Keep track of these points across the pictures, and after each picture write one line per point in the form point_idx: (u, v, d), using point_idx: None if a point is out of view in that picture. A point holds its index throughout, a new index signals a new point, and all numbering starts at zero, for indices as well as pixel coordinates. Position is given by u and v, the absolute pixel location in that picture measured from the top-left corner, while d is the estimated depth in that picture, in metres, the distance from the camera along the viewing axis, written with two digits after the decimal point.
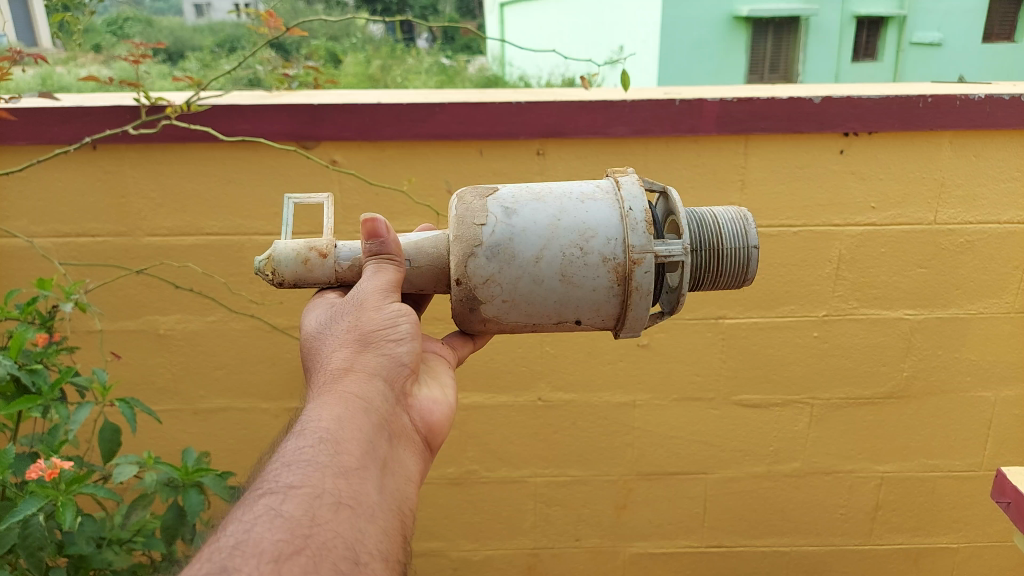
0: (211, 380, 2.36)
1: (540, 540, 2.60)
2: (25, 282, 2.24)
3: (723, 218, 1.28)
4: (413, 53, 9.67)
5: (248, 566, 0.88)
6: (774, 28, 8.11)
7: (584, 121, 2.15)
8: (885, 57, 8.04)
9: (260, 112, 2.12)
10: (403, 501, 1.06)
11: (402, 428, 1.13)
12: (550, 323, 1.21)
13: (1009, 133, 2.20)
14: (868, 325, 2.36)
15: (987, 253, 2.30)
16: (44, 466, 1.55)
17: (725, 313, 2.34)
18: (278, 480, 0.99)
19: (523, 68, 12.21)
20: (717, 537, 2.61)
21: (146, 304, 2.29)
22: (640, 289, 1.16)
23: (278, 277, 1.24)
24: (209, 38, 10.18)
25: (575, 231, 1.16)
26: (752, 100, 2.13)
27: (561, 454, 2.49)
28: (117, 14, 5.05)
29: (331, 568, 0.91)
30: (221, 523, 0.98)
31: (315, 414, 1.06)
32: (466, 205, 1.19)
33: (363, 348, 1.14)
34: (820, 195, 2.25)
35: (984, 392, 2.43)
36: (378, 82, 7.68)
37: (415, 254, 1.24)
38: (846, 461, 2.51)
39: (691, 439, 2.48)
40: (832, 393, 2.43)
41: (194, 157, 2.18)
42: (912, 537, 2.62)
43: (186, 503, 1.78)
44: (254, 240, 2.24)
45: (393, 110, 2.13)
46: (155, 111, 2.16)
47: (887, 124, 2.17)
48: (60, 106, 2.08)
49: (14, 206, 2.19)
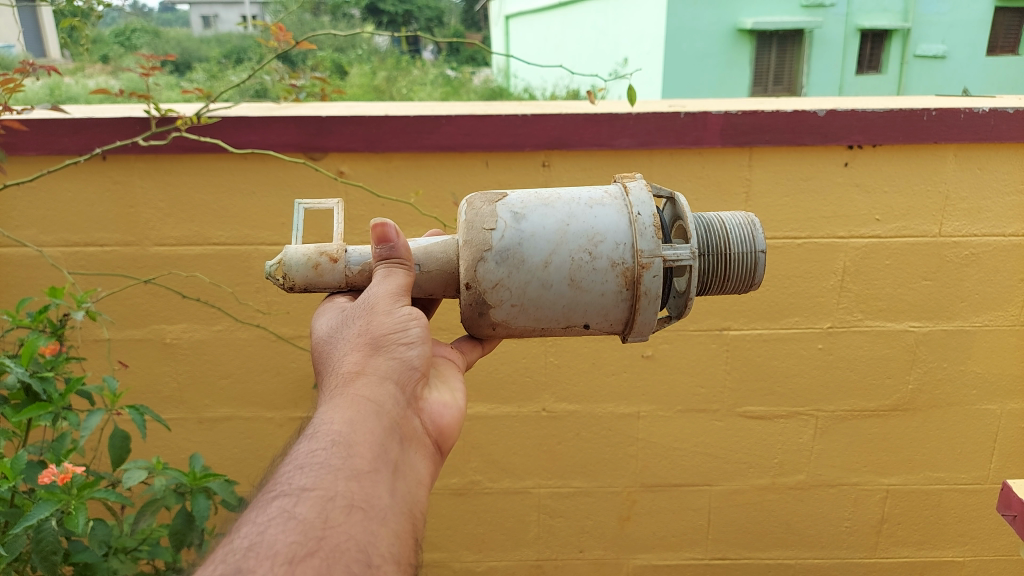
0: (217, 390, 2.37)
1: (543, 552, 2.59)
2: (33, 290, 2.26)
3: (730, 223, 1.28)
4: (417, 65, 9.82)
5: (262, 567, 0.89)
6: (777, 40, 8.14)
7: (589, 134, 2.16)
8: (890, 69, 8.18)
9: (268, 124, 2.13)
10: (414, 504, 1.06)
11: (413, 431, 1.14)
12: (558, 327, 1.21)
13: (1013, 146, 2.21)
14: (873, 337, 2.36)
15: (992, 266, 2.31)
16: (56, 470, 1.55)
17: (730, 325, 2.34)
18: (290, 482, 0.99)
19: (528, 80, 12.34)
20: (721, 550, 2.60)
21: (152, 313, 2.30)
22: (649, 294, 1.17)
23: (288, 282, 1.25)
24: (216, 49, 10.38)
25: (584, 236, 1.17)
26: (756, 112, 2.15)
27: (565, 464, 2.48)
28: (126, 26, 5.22)
29: (344, 570, 0.92)
30: (235, 524, 0.99)
31: (327, 417, 1.07)
32: (475, 210, 1.20)
33: (374, 351, 1.14)
34: (824, 207, 2.26)
35: (989, 406, 2.43)
36: (383, 93, 7.84)
37: (424, 258, 1.25)
38: (851, 473, 2.50)
39: (695, 451, 2.47)
40: (837, 405, 2.43)
41: (202, 167, 2.20)
42: (918, 551, 2.61)
43: (194, 508, 1.78)
44: (261, 250, 2.25)
45: (400, 123, 2.15)
46: (165, 122, 2.18)
47: (891, 137, 2.18)
48: (71, 117, 2.10)
49: (24, 215, 2.21)
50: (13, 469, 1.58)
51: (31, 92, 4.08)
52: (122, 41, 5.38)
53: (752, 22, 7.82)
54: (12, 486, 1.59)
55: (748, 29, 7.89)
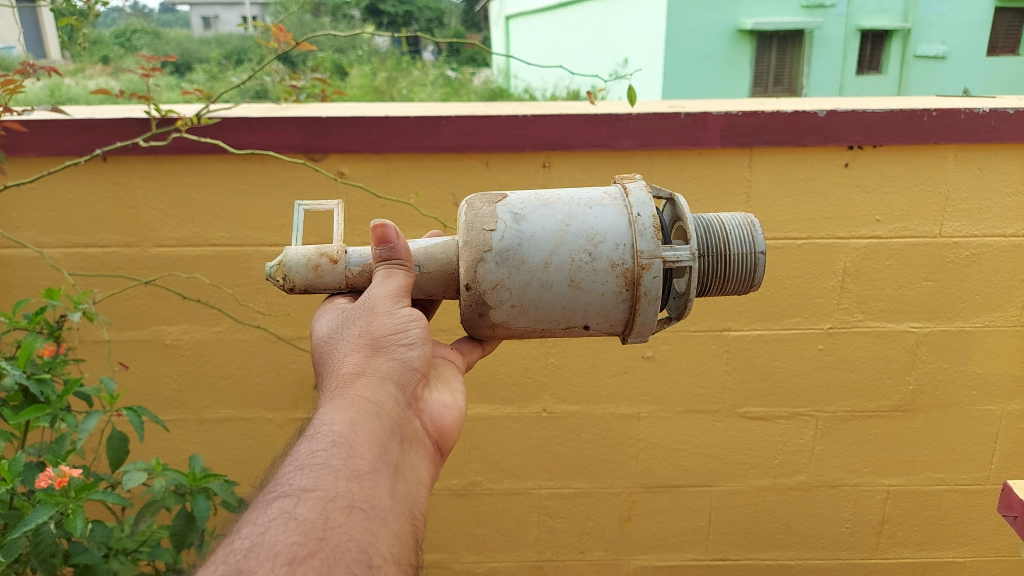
0: (217, 391, 2.37)
1: (544, 553, 2.59)
2: (33, 291, 2.26)
3: (730, 224, 1.28)
4: (417, 66, 9.83)
5: (263, 568, 0.89)
6: (778, 41, 8.14)
7: (589, 134, 2.16)
8: (890, 69, 8.18)
9: (268, 125, 2.13)
10: (415, 505, 1.06)
11: (414, 432, 1.14)
12: (558, 327, 1.21)
13: (1014, 147, 2.21)
14: (874, 338, 2.36)
15: (992, 267, 2.31)
16: (53, 474, 1.56)
17: (730, 325, 2.34)
18: (291, 483, 0.99)
19: (528, 81, 12.35)
20: (722, 551, 2.60)
21: (152, 314, 2.30)
22: (649, 295, 1.17)
23: (288, 283, 1.25)
24: (217, 50, 10.41)
25: (584, 237, 1.17)
26: (756, 113, 2.15)
27: (565, 465, 2.48)
28: (126, 27, 5.24)
29: (344, 571, 0.92)
30: (235, 525, 0.99)
31: (328, 417, 1.07)
32: (475, 211, 1.20)
33: (374, 352, 1.14)
34: (824, 208, 2.26)
35: (990, 406, 2.43)
36: (383, 94, 7.85)
37: (424, 259, 1.25)
38: (851, 474, 2.50)
39: (695, 452, 2.47)
40: (837, 406, 2.43)
41: (202, 168, 2.20)
42: (919, 551, 2.60)
43: (194, 508, 1.78)
44: (261, 251, 2.25)
45: (400, 124, 2.15)
46: (165, 123, 2.18)
47: (891, 137, 2.18)
48: (71, 118, 2.10)
49: (24, 216, 2.21)
50: (12, 471, 1.58)
51: (31, 93, 4.08)
52: (122, 41, 5.38)
53: (752, 23, 7.82)
54: (10, 488, 1.59)
55: (749, 30, 7.90)
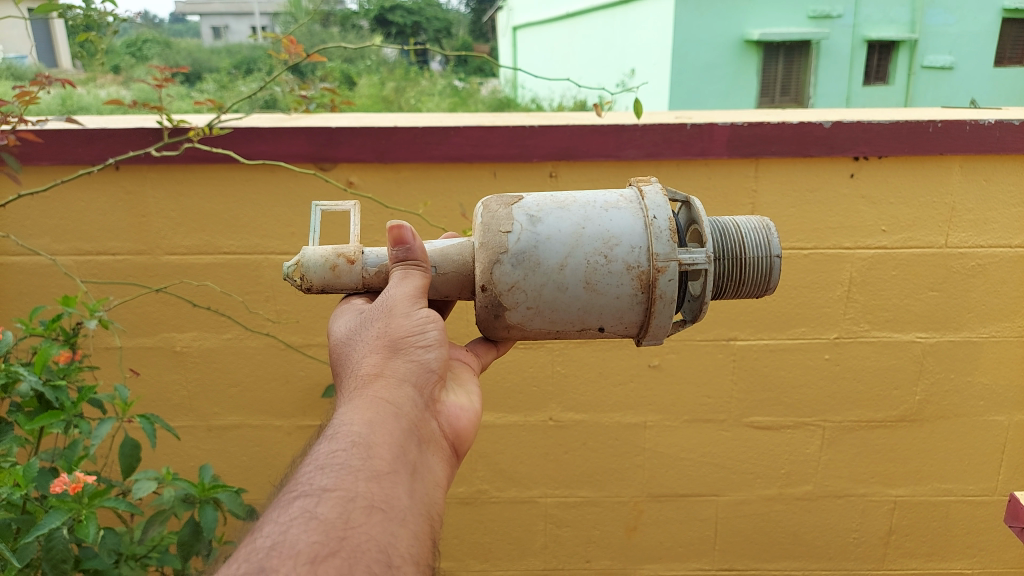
0: (226, 398, 2.39)
1: (550, 562, 2.59)
2: (45, 299, 2.29)
3: (745, 228, 1.30)
4: (426, 76, 9.94)
5: (285, 566, 0.91)
6: (784, 52, 8.17)
7: (596, 144, 2.18)
8: (897, 80, 8.18)
9: (279, 134, 2.16)
10: (432, 506, 1.07)
11: (431, 434, 1.15)
12: (573, 329, 1.23)
13: (1019, 158, 2.22)
14: (880, 348, 2.37)
15: (998, 278, 2.31)
16: (68, 479, 1.55)
17: (736, 335, 2.35)
18: (312, 482, 1.01)
19: (535, 91, 12.45)
20: (728, 561, 2.60)
21: (163, 321, 2.32)
22: (664, 297, 1.18)
23: (306, 283, 1.26)
24: (227, 60, 10.57)
25: (599, 239, 1.18)
26: (761, 124, 2.16)
27: (571, 474, 2.49)
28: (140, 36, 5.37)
29: (365, 570, 0.94)
30: (257, 522, 1.00)
31: (346, 418, 1.09)
32: (491, 213, 1.21)
33: (392, 353, 1.15)
34: (830, 218, 2.27)
35: (996, 416, 2.43)
36: (391, 104, 7.92)
37: (441, 260, 1.26)
38: (858, 484, 2.50)
39: (702, 461, 2.48)
40: (843, 416, 2.43)
41: (214, 177, 2.23)
42: (926, 562, 2.60)
43: (202, 518, 1.80)
44: (271, 259, 2.28)
45: (409, 134, 2.18)
46: (178, 133, 2.21)
47: (896, 148, 2.19)
48: (84, 128, 2.14)
49: (37, 224, 2.24)
50: (25, 477, 1.59)
51: (44, 101, 4.14)
52: (132, 52, 5.48)
53: (758, 33, 7.87)
54: (24, 493, 1.59)
55: (755, 41, 7.94)
